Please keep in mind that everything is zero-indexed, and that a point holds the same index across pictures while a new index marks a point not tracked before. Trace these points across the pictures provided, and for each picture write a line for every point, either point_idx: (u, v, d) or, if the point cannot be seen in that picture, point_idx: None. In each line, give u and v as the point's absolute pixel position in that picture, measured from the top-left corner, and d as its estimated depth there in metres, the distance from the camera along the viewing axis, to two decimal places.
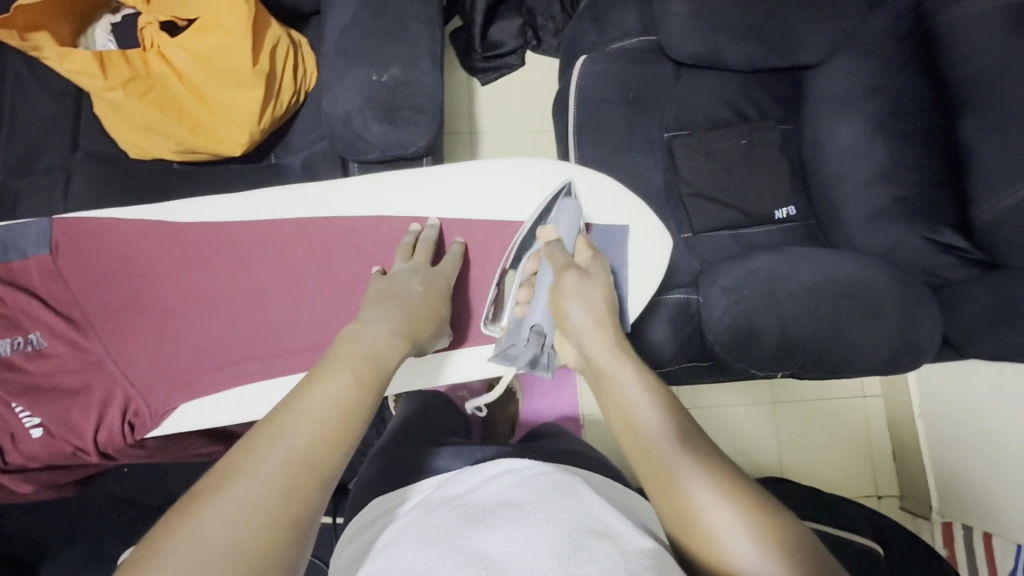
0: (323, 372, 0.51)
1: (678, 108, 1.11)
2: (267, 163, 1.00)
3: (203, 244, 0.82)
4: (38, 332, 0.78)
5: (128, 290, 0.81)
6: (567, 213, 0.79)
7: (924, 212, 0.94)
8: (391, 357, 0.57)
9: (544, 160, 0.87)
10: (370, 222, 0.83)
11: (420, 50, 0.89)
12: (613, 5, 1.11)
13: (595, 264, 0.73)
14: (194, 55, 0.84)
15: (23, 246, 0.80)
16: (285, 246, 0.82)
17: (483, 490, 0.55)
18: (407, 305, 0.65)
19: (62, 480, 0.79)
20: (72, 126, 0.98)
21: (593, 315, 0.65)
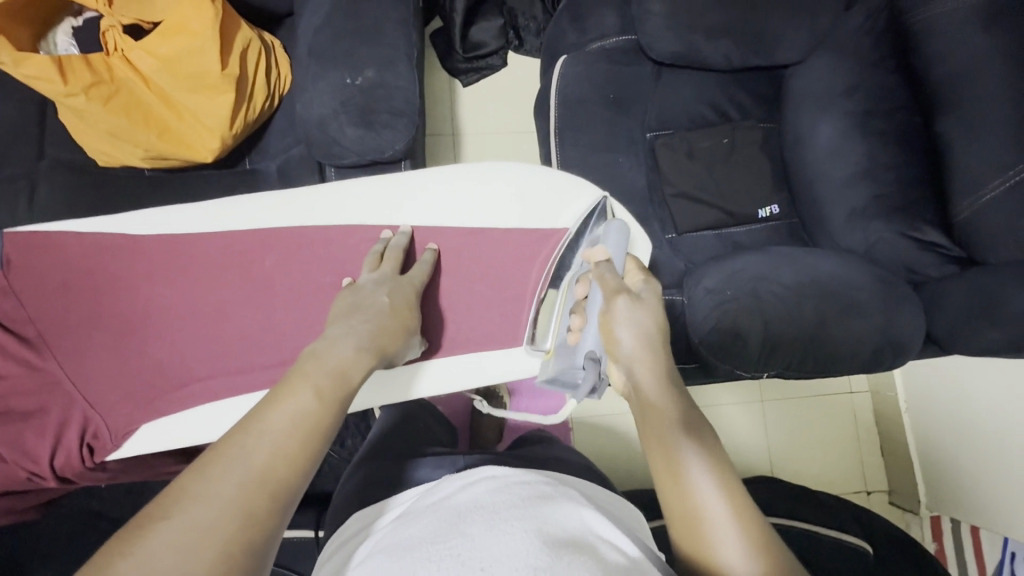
0: (285, 389, 0.50)
1: (660, 108, 1.10)
2: (242, 169, 0.98)
3: (170, 254, 0.80)
4: None
5: (87, 307, 0.79)
6: (616, 231, 0.77)
7: (902, 209, 0.94)
8: (357, 371, 0.56)
9: (521, 164, 0.85)
10: (345, 227, 0.80)
11: (395, 51, 0.88)
12: (592, 4, 1.10)
13: (647, 284, 0.69)
14: (159, 58, 0.80)
15: None
16: (258, 254, 0.80)
17: (462, 496, 0.53)
18: (370, 318, 0.63)
19: (19, 505, 0.75)
20: (36, 133, 0.95)
21: (644, 341, 0.62)
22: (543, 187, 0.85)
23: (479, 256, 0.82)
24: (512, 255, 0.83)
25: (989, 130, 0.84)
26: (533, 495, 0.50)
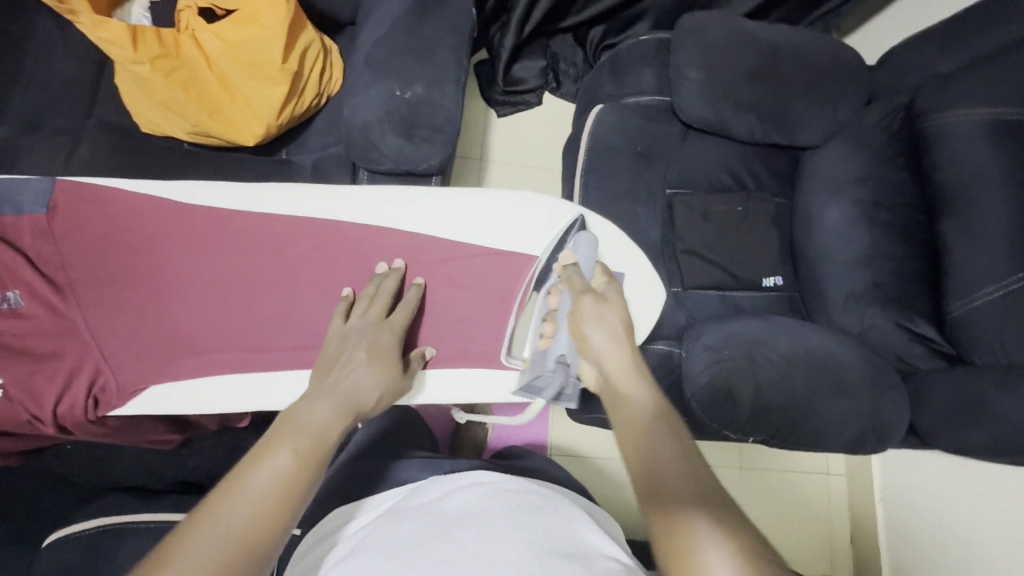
0: (267, 448, 0.51)
1: (682, 167, 1.16)
2: (278, 158, 1.02)
3: (205, 223, 0.81)
4: (17, 292, 0.75)
5: (120, 263, 0.80)
6: (585, 244, 0.80)
7: (898, 301, 0.98)
8: (336, 428, 0.57)
9: (550, 198, 0.88)
10: (372, 228, 0.83)
11: (445, 74, 0.93)
12: (634, 62, 1.16)
13: (606, 282, 0.73)
14: (227, 43, 0.85)
15: (18, 201, 0.78)
16: (286, 238, 0.82)
17: (446, 501, 0.54)
18: (347, 374, 0.64)
19: (9, 448, 0.75)
20: (89, 91, 0.99)
21: (613, 341, 0.64)
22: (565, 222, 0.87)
23: (496, 278, 0.85)
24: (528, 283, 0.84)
25: (984, 239, 0.87)
26: (528, 502, 0.52)
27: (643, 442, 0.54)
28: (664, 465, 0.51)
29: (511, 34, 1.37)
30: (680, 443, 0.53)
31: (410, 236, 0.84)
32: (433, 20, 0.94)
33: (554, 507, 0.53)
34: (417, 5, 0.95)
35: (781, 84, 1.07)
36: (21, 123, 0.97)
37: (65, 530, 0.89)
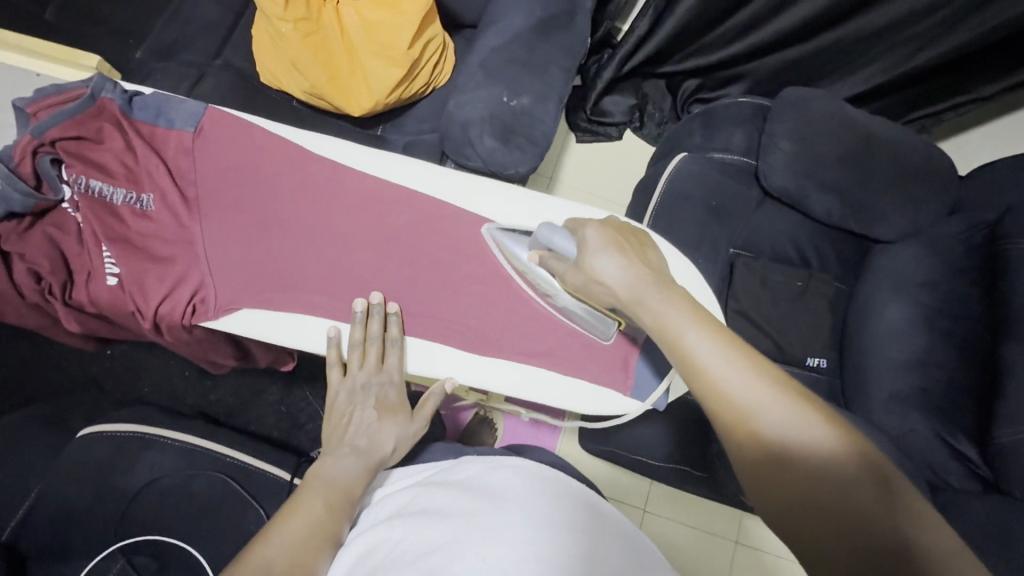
0: (300, 502, 0.63)
1: (750, 232, 1.17)
2: (374, 133, 1.07)
3: (329, 177, 0.81)
4: (150, 196, 0.78)
5: (245, 188, 0.80)
6: (552, 229, 0.70)
7: (944, 413, 0.96)
8: (359, 485, 0.68)
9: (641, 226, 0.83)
10: (449, 208, 0.81)
11: (551, 92, 0.97)
12: (727, 121, 1.18)
13: (586, 231, 0.66)
14: (364, 21, 0.91)
15: (171, 117, 0.80)
16: (397, 210, 0.81)
17: (487, 477, 0.61)
18: (362, 432, 0.72)
19: (103, 332, 0.80)
20: (223, 35, 1.07)
21: (624, 274, 0.61)
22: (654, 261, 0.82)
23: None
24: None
25: None
26: (573, 489, 0.62)
27: (763, 429, 0.49)
28: (809, 466, 0.47)
29: (612, 67, 1.40)
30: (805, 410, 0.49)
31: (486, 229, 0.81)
32: (552, 41, 1.00)
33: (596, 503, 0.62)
34: (542, 24, 1.00)
35: (868, 174, 1.08)
36: (159, 52, 1.06)
37: (99, 427, 0.91)
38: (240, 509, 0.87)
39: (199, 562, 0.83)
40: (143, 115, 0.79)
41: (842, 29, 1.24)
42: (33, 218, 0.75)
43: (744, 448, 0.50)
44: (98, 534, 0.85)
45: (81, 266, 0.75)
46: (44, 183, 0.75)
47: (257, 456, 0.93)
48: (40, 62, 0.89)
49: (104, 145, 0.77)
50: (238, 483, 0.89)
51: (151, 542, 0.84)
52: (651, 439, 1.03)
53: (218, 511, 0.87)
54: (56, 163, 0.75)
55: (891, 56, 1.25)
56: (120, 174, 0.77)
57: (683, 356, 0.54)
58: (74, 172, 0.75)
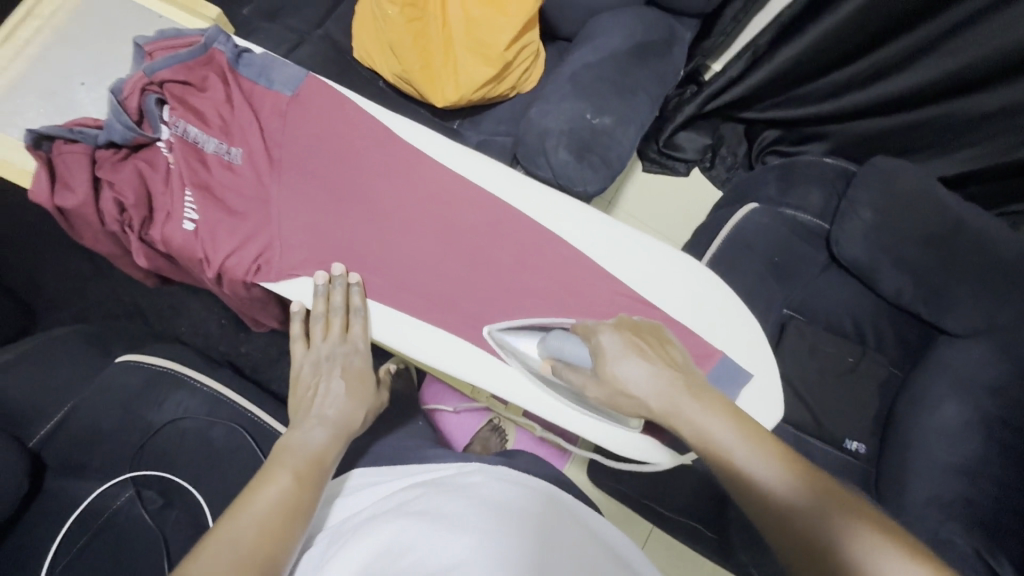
0: (269, 473, 0.63)
1: (809, 296, 1.12)
2: (451, 126, 1.08)
3: (408, 166, 0.82)
4: (239, 150, 0.80)
5: (325, 160, 0.82)
6: (561, 339, 0.70)
7: (986, 529, 0.88)
8: (330, 452, 0.70)
9: (707, 270, 0.79)
10: (515, 212, 0.81)
11: (635, 118, 0.96)
12: (806, 179, 1.14)
13: (601, 338, 0.66)
14: (467, 17, 0.92)
15: (273, 77, 0.83)
16: (465, 209, 0.81)
17: (488, 490, 0.62)
18: (329, 402, 0.73)
19: (166, 271, 0.82)
20: (328, 8, 1.12)
21: (652, 381, 0.61)
22: (719, 312, 0.77)
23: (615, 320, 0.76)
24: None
25: None
26: (548, 502, 0.63)
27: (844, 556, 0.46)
28: None
29: (694, 103, 1.37)
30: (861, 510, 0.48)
31: (552, 243, 0.79)
32: (646, 68, 0.99)
33: (579, 519, 0.63)
34: (639, 49, 0.99)
35: (948, 260, 1.02)
36: (268, 15, 1.11)
37: (136, 356, 0.93)
38: (247, 465, 0.88)
39: (202, 506, 0.85)
40: (248, 73, 0.83)
41: (949, 104, 1.18)
42: (129, 150, 0.78)
43: (804, 554, 0.47)
44: (113, 458, 0.87)
45: (162, 206, 0.76)
46: (146, 120, 0.78)
47: (274, 417, 0.93)
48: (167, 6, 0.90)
49: (204, 94, 0.81)
50: (251, 437, 0.90)
51: (156, 478, 0.87)
52: (665, 488, 0.99)
53: (226, 461, 0.88)
54: (160, 103, 0.79)
55: (992, 143, 1.19)
56: (214, 124, 0.81)
57: (735, 468, 0.53)
58: (175, 115, 0.79)
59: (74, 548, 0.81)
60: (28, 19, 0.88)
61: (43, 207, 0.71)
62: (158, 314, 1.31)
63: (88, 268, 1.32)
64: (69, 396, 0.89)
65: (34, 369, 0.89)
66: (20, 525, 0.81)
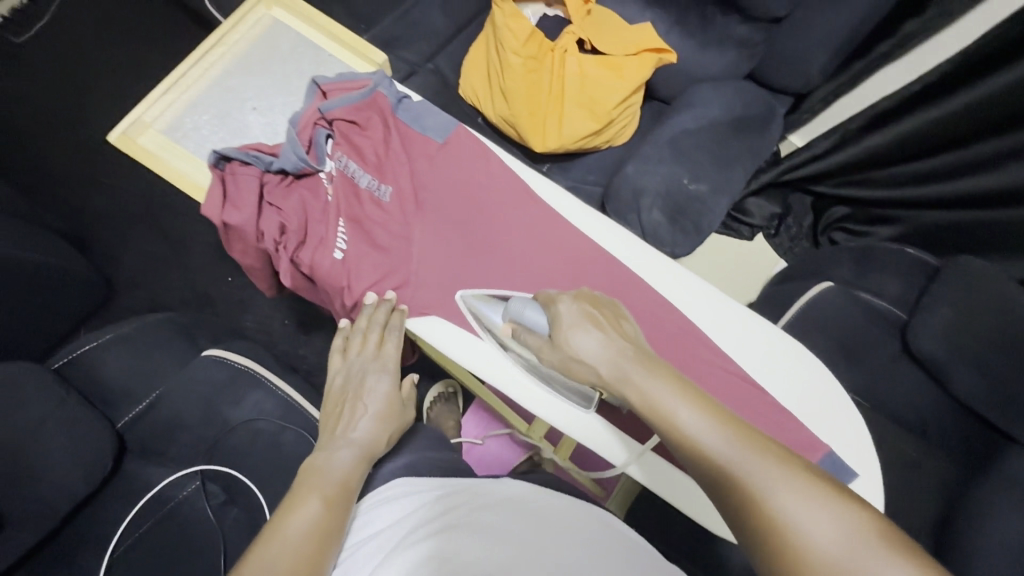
0: (296, 501, 0.62)
1: (875, 382, 1.08)
2: (541, 168, 1.12)
3: (542, 224, 0.83)
4: (389, 188, 0.85)
5: (456, 201, 0.85)
6: (524, 304, 0.71)
7: None
8: (354, 477, 0.68)
9: (811, 356, 0.75)
10: (619, 268, 0.80)
11: (727, 188, 0.99)
12: (882, 266, 1.14)
13: (559, 306, 0.66)
14: (582, 74, 0.95)
15: (426, 122, 0.87)
16: (591, 271, 0.80)
17: (555, 553, 0.58)
18: (355, 423, 0.73)
19: (300, 292, 0.86)
20: (439, 45, 1.18)
21: (603, 350, 0.61)
22: (823, 406, 0.73)
23: (731, 402, 0.73)
24: (768, 431, 0.71)
25: None
26: (576, 538, 0.62)
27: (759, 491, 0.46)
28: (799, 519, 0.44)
29: (770, 172, 1.37)
30: (781, 452, 0.48)
31: (672, 313, 0.77)
32: (742, 140, 1.01)
33: None
34: (738, 121, 1.02)
35: None
36: (383, 43, 1.18)
37: (220, 352, 0.96)
38: None
39: (263, 509, 0.86)
40: (404, 116, 0.88)
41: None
42: (294, 176, 0.84)
43: (726, 491, 0.48)
44: (192, 447, 0.90)
45: (315, 233, 0.81)
46: (312, 150, 0.83)
47: None
48: (335, 46, 0.96)
49: (366, 133, 0.86)
50: None
51: (223, 475, 0.88)
52: None
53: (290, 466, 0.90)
54: (328, 137, 0.85)
55: None
56: (371, 161, 0.85)
57: (670, 422, 0.53)
58: (339, 150, 0.85)
59: (138, 531, 0.83)
60: (217, 46, 0.95)
61: (212, 222, 0.76)
62: (227, 305, 1.36)
63: (168, 253, 1.38)
64: (158, 383, 0.93)
65: (130, 350, 0.94)
66: (94, 499, 0.84)
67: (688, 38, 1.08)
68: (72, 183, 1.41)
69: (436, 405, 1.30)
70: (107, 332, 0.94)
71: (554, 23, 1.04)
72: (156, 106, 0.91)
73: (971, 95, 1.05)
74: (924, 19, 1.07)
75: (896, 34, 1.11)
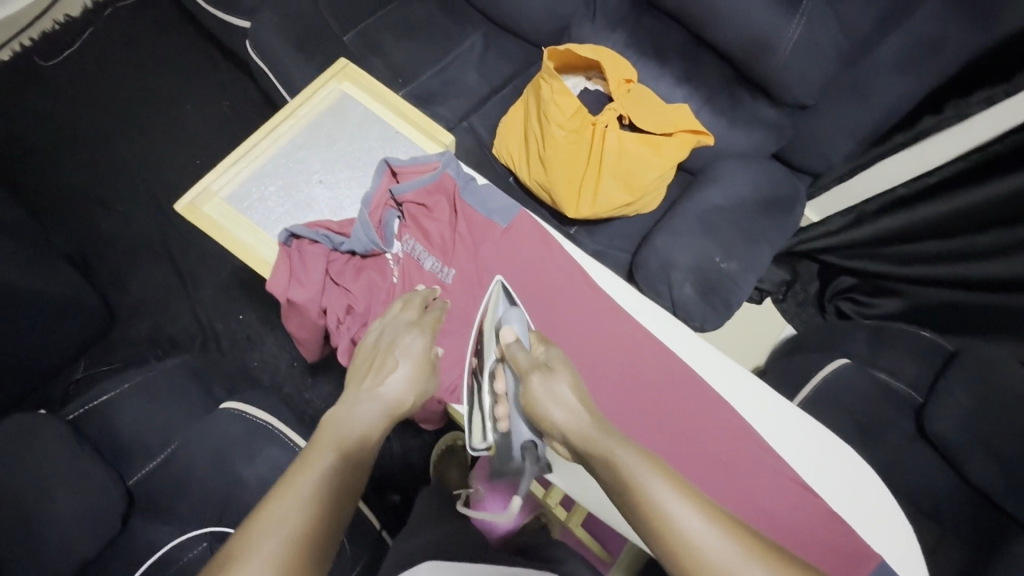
0: (312, 456, 0.57)
1: (895, 463, 1.08)
2: (568, 231, 1.13)
3: (604, 314, 0.82)
4: (453, 271, 0.85)
5: (516, 286, 0.84)
6: (514, 318, 0.74)
7: None
8: (373, 437, 0.64)
9: (853, 455, 0.81)
10: (682, 364, 0.81)
11: (756, 266, 1.01)
12: (896, 348, 1.17)
13: (549, 350, 0.69)
14: (620, 149, 0.98)
15: (489, 203, 0.86)
16: (650, 366, 0.80)
17: None
18: (380, 381, 0.69)
19: None
20: (474, 103, 1.20)
21: (575, 411, 0.62)
22: (860, 499, 0.79)
23: (785, 502, 0.76)
24: (819, 542, 0.74)
25: None
26: None
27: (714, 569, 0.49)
28: None
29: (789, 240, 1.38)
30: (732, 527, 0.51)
31: (724, 409, 0.79)
32: (772, 220, 1.04)
33: None
34: (766, 202, 1.05)
35: None
36: (418, 97, 1.19)
37: (239, 404, 0.91)
38: None
39: None
40: (469, 197, 0.87)
41: None
42: (361, 257, 0.88)
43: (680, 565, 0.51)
44: (195, 508, 0.85)
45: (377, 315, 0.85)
46: (381, 231, 0.86)
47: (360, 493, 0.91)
48: (382, 108, 0.98)
49: (433, 215, 0.87)
50: None
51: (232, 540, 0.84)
52: None
53: None
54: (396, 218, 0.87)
55: None
56: (436, 244, 0.87)
57: (635, 494, 0.54)
58: (407, 233, 0.87)
59: None
60: (287, 118, 0.96)
61: (277, 299, 0.82)
62: (233, 342, 1.31)
63: (176, 286, 1.34)
64: (175, 435, 0.89)
65: (143, 401, 0.91)
66: (93, 563, 0.80)
67: (718, 116, 1.10)
68: (85, 211, 1.38)
69: (443, 457, 1.20)
70: (126, 380, 0.92)
71: (594, 96, 1.07)
72: (226, 175, 0.92)
73: (988, 191, 1.09)
74: (943, 116, 1.10)
75: (912, 128, 1.15)
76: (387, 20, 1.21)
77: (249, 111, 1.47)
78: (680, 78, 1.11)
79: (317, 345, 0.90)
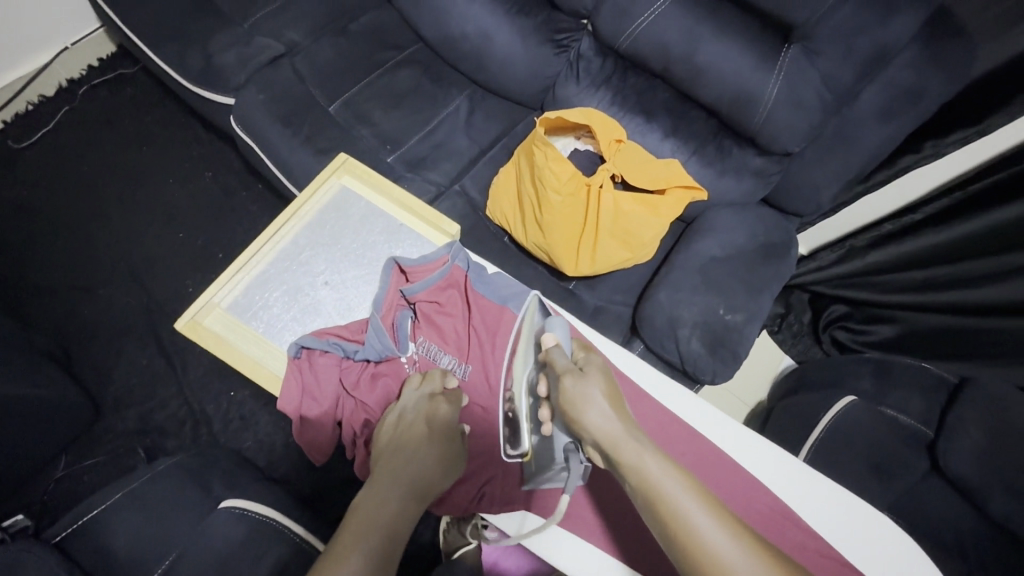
0: (344, 549, 0.58)
1: (917, 503, 1.05)
2: (568, 287, 1.12)
3: (629, 398, 0.83)
4: (470, 367, 0.83)
5: None
6: (559, 323, 0.78)
7: None
8: (405, 519, 0.64)
9: (885, 518, 0.79)
10: (708, 445, 0.81)
11: (760, 314, 1.01)
12: (900, 385, 1.17)
13: (591, 357, 0.73)
14: (618, 209, 0.98)
15: (503, 293, 0.86)
16: (679, 450, 0.81)
17: None
18: (408, 460, 0.69)
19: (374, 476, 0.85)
20: (464, 166, 1.21)
21: (608, 416, 0.65)
22: (894, 561, 0.77)
23: None
24: None
25: None
26: None
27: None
28: None
29: None
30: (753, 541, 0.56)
31: (754, 486, 0.79)
32: (771, 269, 1.05)
33: None
34: (763, 250, 1.06)
35: None
36: (409, 163, 1.19)
37: (243, 503, 0.87)
38: None
39: None
40: (484, 291, 0.86)
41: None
42: (376, 363, 0.86)
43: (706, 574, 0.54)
44: None
45: None
46: (393, 334, 0.85)
47: None
48: (380, 196, 0.98)
49: (446, 312, 0.87)
50: None
51: None
52: None
53: None
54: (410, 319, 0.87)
55: None
56: (452, 342, 0.85)
57: (660, 503, 0.58)
58: (421, 334, 0.86)
59: None
60: (289, 219, 0.95)
61: (291, 416, 0.82)
62: (226, 422, 1.26)
63: (163, 368, 1.29)
64: (172, 546, 0.84)
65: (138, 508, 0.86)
66: None
67: (707, 167, 1.12)
68: (64, 296, 1.33)
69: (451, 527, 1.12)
70: (118, 490, 0.90)
71: (585, 156, 1.09)
72: (226, 286, 0.90)
73: (974, 224, 1.13)
74: (921, 154, 1.10)
75: (893, 166, 1.14)
76: (372, 89, 1.22)
77: (232, 181, 1.45)
78: (667, 133, 1.13)
79: (328, 453, 0.85)
